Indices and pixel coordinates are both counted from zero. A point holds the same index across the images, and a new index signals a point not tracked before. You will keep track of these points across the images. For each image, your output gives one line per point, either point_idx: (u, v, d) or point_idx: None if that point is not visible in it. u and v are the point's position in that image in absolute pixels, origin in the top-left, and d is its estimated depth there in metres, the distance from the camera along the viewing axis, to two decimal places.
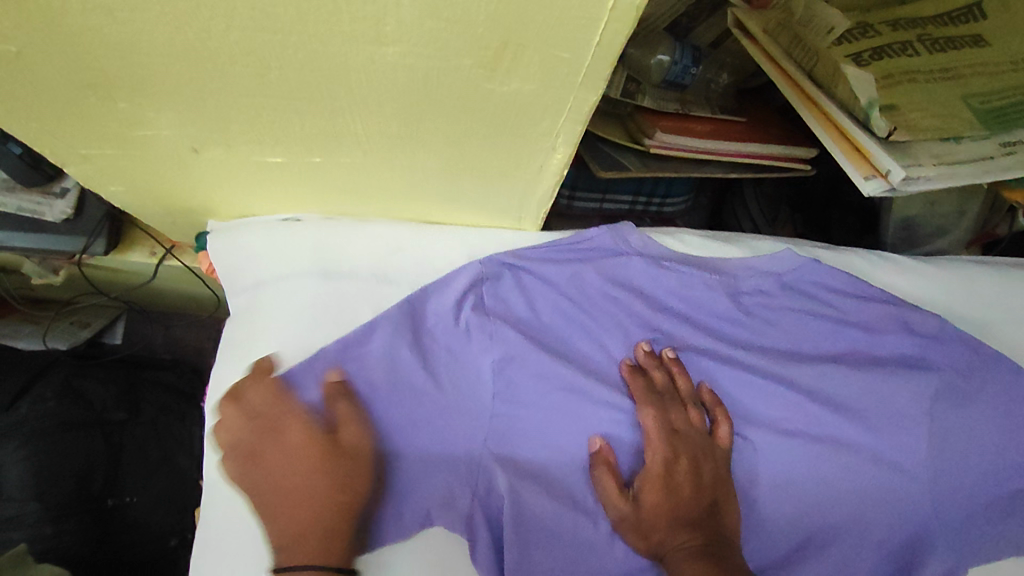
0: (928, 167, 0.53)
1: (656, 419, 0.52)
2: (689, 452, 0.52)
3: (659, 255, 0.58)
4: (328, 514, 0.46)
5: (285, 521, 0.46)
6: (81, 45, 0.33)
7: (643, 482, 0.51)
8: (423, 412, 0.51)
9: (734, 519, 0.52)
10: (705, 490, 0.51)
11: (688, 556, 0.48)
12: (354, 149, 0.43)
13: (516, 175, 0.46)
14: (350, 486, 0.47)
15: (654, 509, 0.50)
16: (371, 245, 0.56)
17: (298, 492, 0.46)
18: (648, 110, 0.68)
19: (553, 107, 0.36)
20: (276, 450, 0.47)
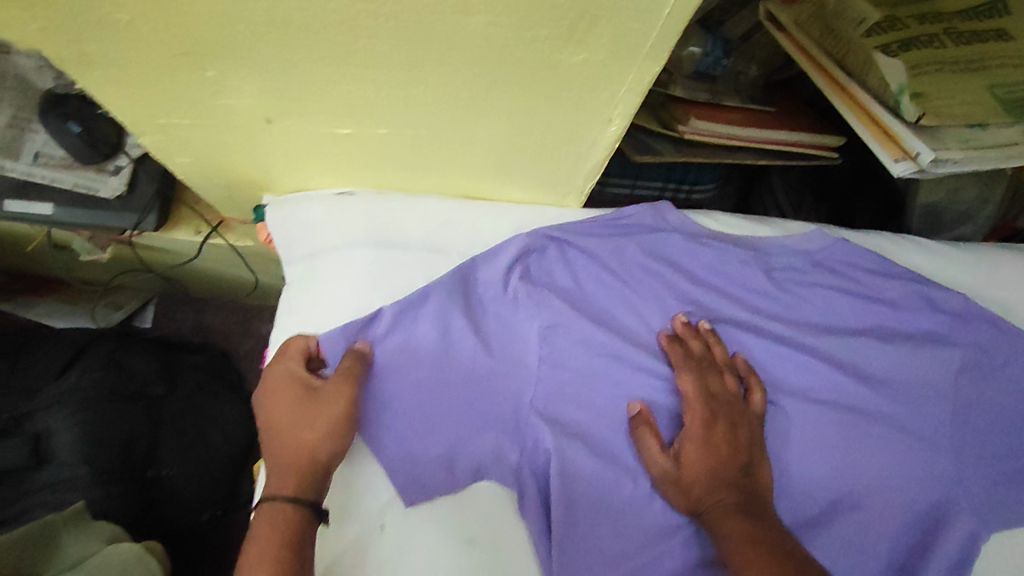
0: (955, 151, 0.56)
1: (695, 383, 0.56)
2: (727, 417, 0.55)
3: (697, 232, 0.62)
4: (305, 458, 0.49)
5: (269, 456, 0.51)
6: (188, 14, 0.36)
7: (685, 441, 0.54)
8: (475, 373, 0.56)
9: (765, 478, 0.55)
10: (739, 450, 0.54)
11: (731, 511, 0.51)
12: (421, 121, 0.46)
13: (569, 148, 0.49)
14: (325, 436, 0.50)
15: (695, 466, 0.53)
16: (424, 219, 0.59)
17: (285, 433, 0.50)
18: (681, 99, 0.71)
19: (617, 78, 0.39)
20: (271, 394, 0.52)
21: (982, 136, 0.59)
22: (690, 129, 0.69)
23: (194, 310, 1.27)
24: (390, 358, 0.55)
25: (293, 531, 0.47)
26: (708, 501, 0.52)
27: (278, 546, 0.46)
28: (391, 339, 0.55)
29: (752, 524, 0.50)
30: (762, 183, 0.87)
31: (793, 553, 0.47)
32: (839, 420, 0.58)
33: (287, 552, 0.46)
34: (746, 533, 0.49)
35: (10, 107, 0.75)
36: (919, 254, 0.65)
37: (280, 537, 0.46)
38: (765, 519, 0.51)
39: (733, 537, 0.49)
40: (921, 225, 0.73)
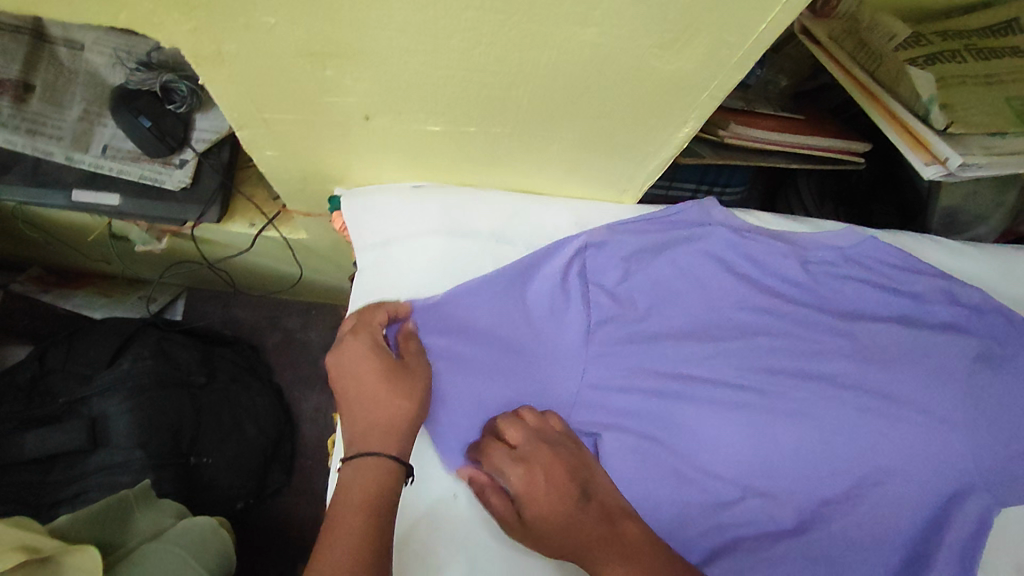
0: (979, 156, 0.62)
1: (494, 452, 0.56)
2: (543, 463, 0.55)
3: (739, 227, 0.67)
4: (401, 423, 0.53)
5: (362, 422, 0.53)
6: (330, 19, 0.40)
7: (521, 502, 0.54)
8: (532, 361, 0.61)
9: (609, 493, 0.55)
10: (569, 484, 0.54)
11: (605, 560, 0.51)
12: (509, 121, 0.51)
13: (639, 148, 0.54)
14: (415, 404, 0.54)
15: (541, 521, 0.53)
16: (491, 211, 0.64)
17: (378, 401, 0.53)
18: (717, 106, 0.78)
19: (701, 84, 0.44)
20: (356, 364, 0.55)
21: (1001, 144, 0.64)
22: (729, 134, 0.75)
23: (222, 305, 1.28)
24: (451, 343, 0.60)
25: (385, 484, 0.51)
26: (573, 551, 0.53)
27: (366, 496, 0.49)
28: (447, 332, 0.60)
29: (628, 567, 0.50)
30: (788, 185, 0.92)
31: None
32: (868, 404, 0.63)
33: (375, 502, 0.49)
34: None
35: (82, 100, 0.79)
36: (939, 252, 0.71)
37: (375, 488, 0.50)
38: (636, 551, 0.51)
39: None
40: (940, 227, 0.79)
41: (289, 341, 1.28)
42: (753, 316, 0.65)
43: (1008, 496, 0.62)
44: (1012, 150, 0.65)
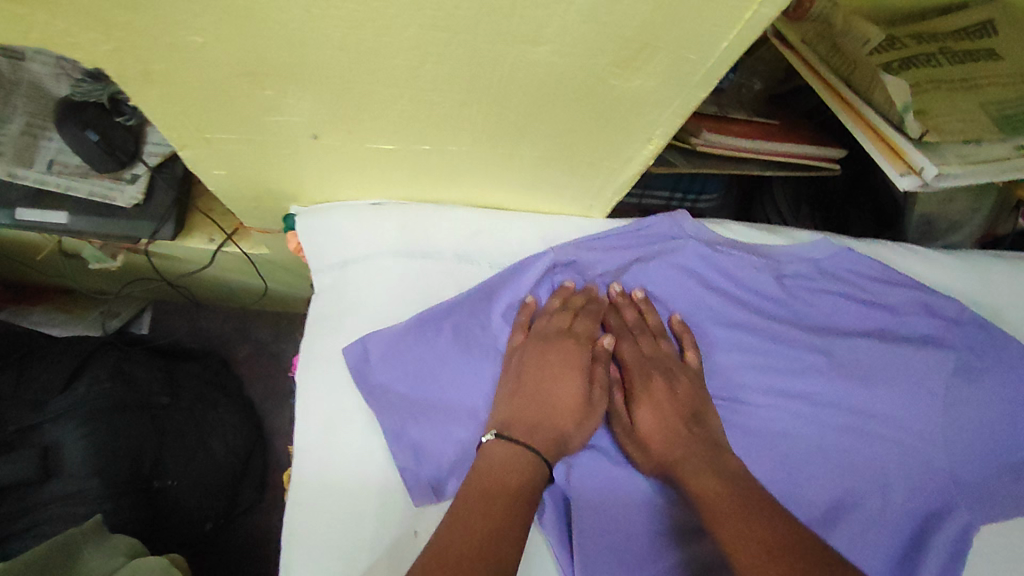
0: (955, 166, 0.60)
1: (632, 350, 0.61)
2: (660, 372, 0.59)
3: (712, 240, 0.65)
4: (559, 440, 0.55)
5: (533, 416, 0.55)
6: (261, 38, 0.37)
7: (634, 404, 0.59)
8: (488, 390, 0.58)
9: (717, 423, 0.57)
10: (685, 401, 0.58)
11: (696, 469, 0.53)
12: (465, 140, 0.48)
13: (604, 165, 0.51)
14: (581, 429, 0.56)
15: (649, 426, 0.58)
16: (453, 229, 0.61)
17: (557, 409, 0.56)
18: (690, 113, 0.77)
19: (664, 102, 0.41)
20: (558, 363, 0.57)
21: (978, 151, 0.62)
22: (703, 141, 0.73)
23: (190, 317, 1.24)
24: (408, 386, 0.57)
25: (522, 478, 0.51)
26: (666, 460, 0.55)
27: (494, 469, 0.51)
28: (402, 356, 0.57)
29: (715, 477, 0.51)
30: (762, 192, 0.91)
31: (753, 501, 0.49)
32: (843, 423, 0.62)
33: (514, 494, 0.49)
34: (710, 486, 0.51)
35: (24, 113, 0.76)
36: (916, 262, 0.68)
37: (515, 479, 0.51)
38: (728, 468, 0.52)
39: (705, 494, 0.51)
40: (917, 234, 0.77)
41: (261, 353, 1.25)
42: (721, 337, 0.63)
43: (982, 508, 0.61)
44: (990, 157, 0.62)
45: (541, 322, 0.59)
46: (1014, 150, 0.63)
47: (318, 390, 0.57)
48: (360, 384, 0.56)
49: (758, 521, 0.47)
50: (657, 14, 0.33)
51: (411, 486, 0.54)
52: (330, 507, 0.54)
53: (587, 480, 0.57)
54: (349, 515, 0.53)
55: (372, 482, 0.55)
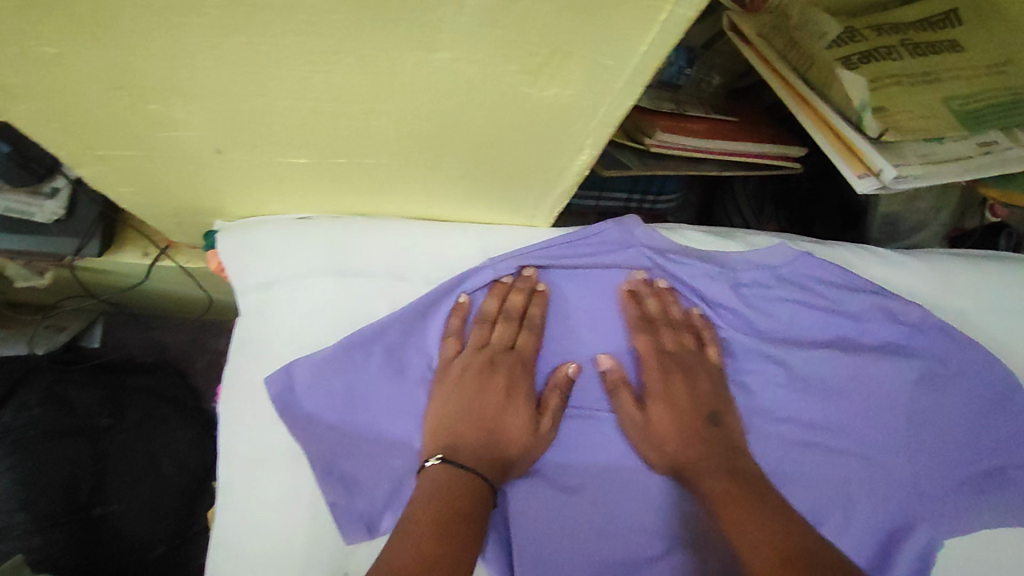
0: (915, 166, 0.57)
1: (650, 343, 0.59)
2: (682, 368, 0.59)
3: (664, 249, 0.60)
4: (500, 457, 0.54)
5: (471, 437, 0.54)
6: (124, 48, 0.33)
7: (652, 400, 0.59)
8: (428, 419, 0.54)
9: (736, 423, 0.58)
10: (704, 400, 0.59)
11: (711, 468, 0.55)
12: (383, 152, 0.44)
13: (537, 175, 0.48)
14: (525, 448, 0.55)
15: (663, 423, 0.58)
16: (384, 245, 0.56)
17: (495, 427, 0.55)
18: (644, 110, 0.72)
19: (589, 110, 0.38)
20: (498, 381, 0.56)
21: (938, 150, 0.60)
22: (656, 142, 0.69)
23: (142, 327, 1.18)
24: (338, 414, 0.53)
25: (460, 496, 0.49)
26: (679, 460, 0.57)
27: (436, 492, 0.49)
28: (326, 385, 0.52)
29: (727, 479, 0.53)
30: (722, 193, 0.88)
31: (767, 505, 0.51)
32: (797, 439, 0.60)
33: (451, 515, 0.48)
34: (722, 488, 0.53)
35: None
36: (877, 266, 0.65)
37: (451, 498, 0.49)
38: (741, 472, 0.54)
39: (719, 496, 0.53)
40: (880, 236, 0.73)
41: (219, 364, 1.20)
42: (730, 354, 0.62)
43: (949, 523, 0.59)
44: (950, 155, 0.60)
45: (481, 332, 0.56)
46: (977, 147, 0.62)
47: (242, 421, 0.53)
48: (284, 413, 0.52)
49: (769, 524, 0.49)
50: (561, 16, 0.29)
51: (344, 523, 0.50)
52: (257, 548, 0.50)
53: (527, 514, 0.54)
54: (274, 560, 0.50)
55: (299, 526, 0.51)
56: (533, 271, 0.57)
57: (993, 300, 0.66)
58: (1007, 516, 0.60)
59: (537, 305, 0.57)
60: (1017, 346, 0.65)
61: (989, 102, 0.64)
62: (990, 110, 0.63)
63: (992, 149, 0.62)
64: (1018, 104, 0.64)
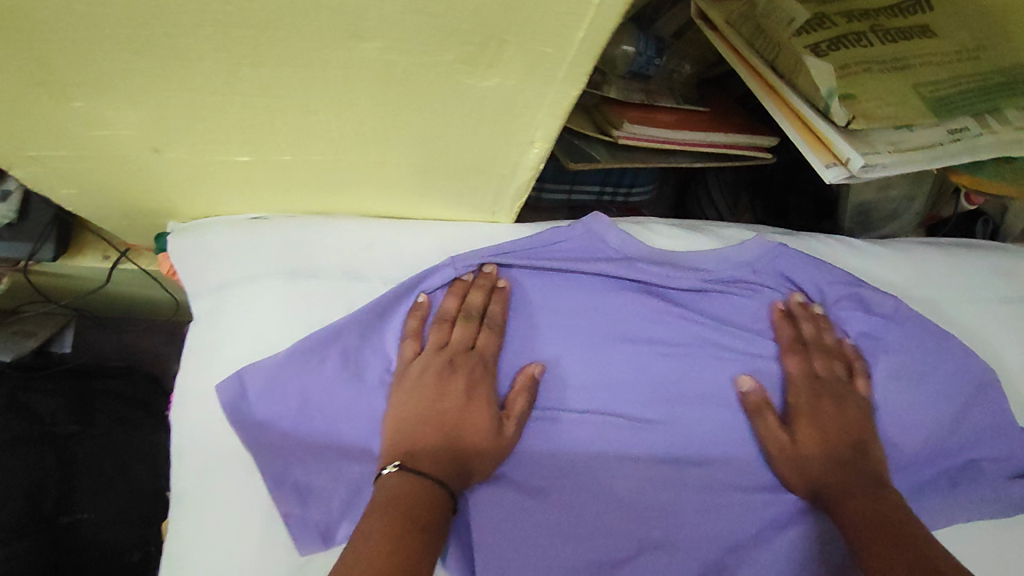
0: (884, 154, 0.56)
1: (801, 365, 0.60)
2: (832, 394, 0.59)
3: (636, 254, 0.59)
4: (464, 464, 0.52)
5: (432, 440, 0.51)
6: (31, 42, 0.31)
7: (797, 421, 0.59)
8: None
9: (879, 455, 0.58)
10: (852, 427, 0.59)
11: (853, 496, 0.55)
12: (327, 148, 0.42)
13: (491, 171, 0.46)
14: (490, 454, 0.53)
15: (812, 447, 0.58)
16: (341, 244, 0.55)
17: (460, 431, 0.52)
18: (614, 101, 0.71)
19: (532, 103, 0.36)
20: (461, 382, 0.53)
21: (909, 137, 0.59)
22: (623, 133, 0.68)
23: (114, 332, 1.15)
24: (291, 422, 0.52)
25: (423, 499, 0.47)
26: (822, 481, 0.57)
27: (392, 498, 0.47)
28: (279, 390, 0.51)
29: (870, 507, 0.54)
30: (697, 185, 0.87)
31: (908, 537, 0.50)
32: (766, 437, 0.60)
33: (410, 520, 0.45)
34: (863, 517, 0.53)
35: None
36: (850, 257, 0.64)
37: (410, 504, 0.46)
38: (887, 501, 0.54)
39: (857, 523, 0.53)
40: (853, 225, 0.72)
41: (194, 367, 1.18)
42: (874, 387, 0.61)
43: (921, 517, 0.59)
44: (921, 143, 0.59)
45: (440, 332, 0.54)
46: (948, 134, 0.60)
47: (195, 428, 0.52)
48: (235, 423, 0.51)
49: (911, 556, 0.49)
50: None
51: (297, 533, 0.50)
52: (211, 559, 0.49)
53: (490, 519, 0.53)
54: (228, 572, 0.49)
55: (254, 535, 0.50)
56: (494, 268, 0.55)
57: (964, 291, 0.65)
58: (977, 509, 0.59)
59: (498, 302, 0.55)
60: (988, 337, 0.64)
61: (959, 88, 0.63)
62: (960, 97, 0.62)
63: (962, 136, 0.60)
64: (990, 90, 0.64)
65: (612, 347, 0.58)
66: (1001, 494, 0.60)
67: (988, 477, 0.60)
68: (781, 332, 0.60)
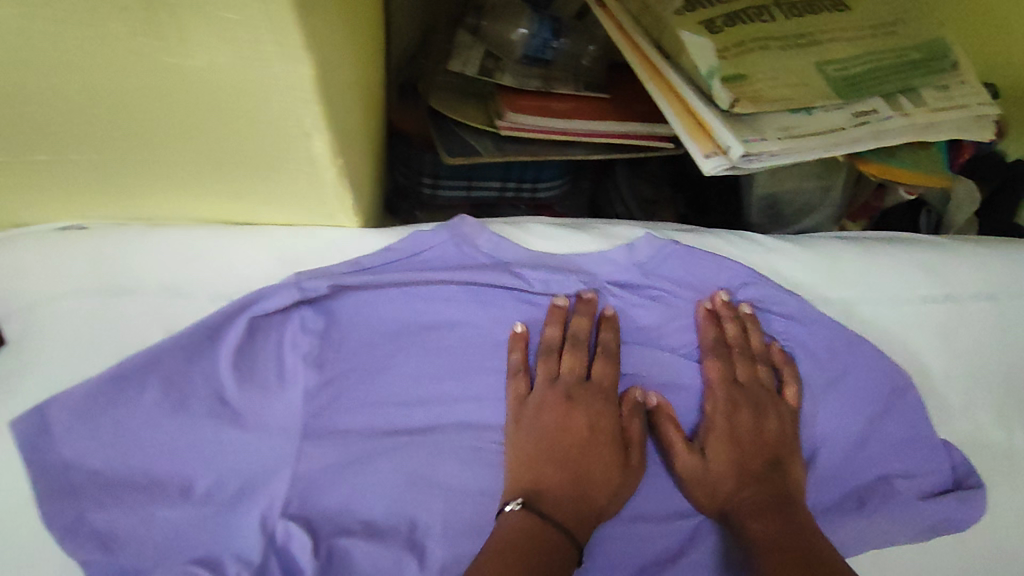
0: (771, 141, 0.49)
1: (721, 371, 0.55)
2: (753, 404, 0.55)
3: (511, 259, 0.53)
4: (585, 504, 0.50)
5: (558, 478, 0.51)
6: None
7: (710, 434, 0.55)
8: (217, 452, 0.47)
9: (797, 473, 0.54)
10: (769, 443, 0.55)
11: (762, 517, 0.51)
12: (77, 145, 0.36)
13: (286, 168, 0.40)
14: (609, 490, 0.51)
15: (722, 462, 0.54)
16: (162, 256, 0.48)
17: (586, 466, 0.51)
18: (509, 88, 0.65)
19: (271, 85, 0.30)
20: (592, 407, 0.52)
21: (806, 122, 0.52)
22: (509, 124, 0.63)
23: None
24: (103, 459, 0.45)
25: (542, 549, 0.46)
26: (735, 500, 0.53)
27: (504, 546, 0.46)
28: (85, 426, 0.45)
29: (781, 527, 0.50)
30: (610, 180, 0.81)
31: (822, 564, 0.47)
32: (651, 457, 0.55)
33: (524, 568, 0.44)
34: (774, 542, 0.50)
35: None
36: (761, 256, 0.57)
37: (523, 555, 0.45)
38: (799, 525, 0.50)
39: (767, 545, 0.50)
40: (763, 220, 0.66)
41: None
42: (815, 405, 0.56)
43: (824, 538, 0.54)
44: (820, 128, 0.52)
45: (549, 364, 0.52)
46: (851, 117, 0.54)
47: None
48: (29, 464, 0.44)
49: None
50: None
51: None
52: None
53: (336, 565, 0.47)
54: None
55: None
56: (593, 293, 0.53)
57: (884, 291, 0.59)
58: (892, 534, 0.54)
59: (552, 322, 0.53)
60: (907, 340, 0.58)
61: (871, 66, 0.56)
62: (869, 75, 0.56)
63: (868, 120, 0.54)
64: (904, 67, 0.57)
65: (479, 370, 0.52)
66: (919, 515, 0.54)
67: (903, 498, 0.54)
68: (706, 334, 0.55)
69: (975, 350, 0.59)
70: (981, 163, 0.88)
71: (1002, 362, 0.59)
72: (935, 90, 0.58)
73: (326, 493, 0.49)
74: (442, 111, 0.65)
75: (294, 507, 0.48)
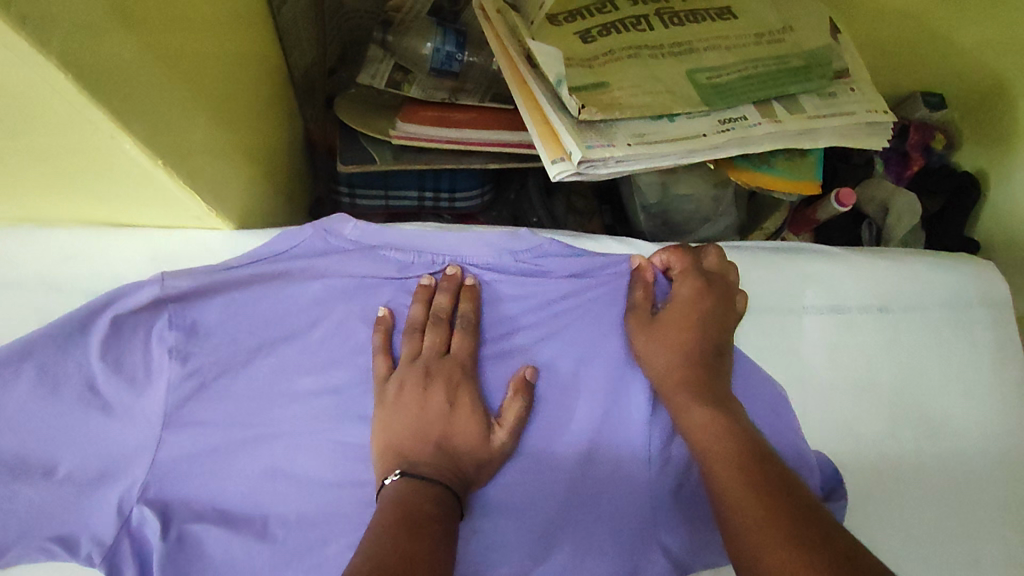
0: (619, 147, 0.50)
1: (689, 258, 0.56)
2: (718, 290, 0.54)
3: (378, 244, 0.54)
4: (479, 451, 0.51)
5: (411, 444, 0.51)
6: None
7: (674, 304, 0.54)
8: (82, 436, 0.50)
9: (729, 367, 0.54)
10: (721, 330, 0.54)
11: (700, 398, 0.50)
12: None
13: (120, 171, 0.42)
14: (478, 449, 0.51)
15: (675, 330, 0.53)
16: (43, 254, 0.52)
17: (469, 417, 0.52)
18: (417, 100, 0.68)
19: (41, 91, 0.32)
20: (448, 373, 0.53)
21: (664, 128, 0.53)
22: (401, 133, 0.66)
23: None
24: None
25: (424, 501, 0.46)
26: (676, 374, 0.52)
27: (397, 511, 0.45)
28: None
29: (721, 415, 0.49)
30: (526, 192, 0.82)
31: (763, 451, 0.46)
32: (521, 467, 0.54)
33: (421, 523, 0.44)
34: (715, 425, 0.49)
35: None
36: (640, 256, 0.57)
37: (407, 509, 0.45)
38: (734, 411, 0.50)
39: (706, 427, 0.49)
40: (654, 228, 0.67)
41: None
42: None
43: (681, 540, 0.55)
44: (679, 134, 0.53)
45: (411, 343, 0.53)
46: (717, 124, 0.54)
47: None
48: None
49: (756, 465, 0.45)
50: None
51: None
52: None
53: (187, 549, 0.51)
54: None
55: None
56: (456, 269, 0.54)
57: (767, 297, 0.57)
58: None
59: (447, 285, 0.54)
60: (791, 349, 0.57)
61: (745, 74, 0.56)
62: (742, 83, 0.56)
63: (733, 126, 0.54)
64: (781, 75, 0.57)
65: (340, 364, 0.54)
66: None
67: None
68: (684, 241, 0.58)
69: (863, 361, 0.58)
70: (929, 178, 0.86)
71: (892, 377, 0.58)
72: (818, 97, 0.57)
73: (185, 479, 0.51)
74: (346, 120, 0.67)
75: (152, 493, 0.51)
